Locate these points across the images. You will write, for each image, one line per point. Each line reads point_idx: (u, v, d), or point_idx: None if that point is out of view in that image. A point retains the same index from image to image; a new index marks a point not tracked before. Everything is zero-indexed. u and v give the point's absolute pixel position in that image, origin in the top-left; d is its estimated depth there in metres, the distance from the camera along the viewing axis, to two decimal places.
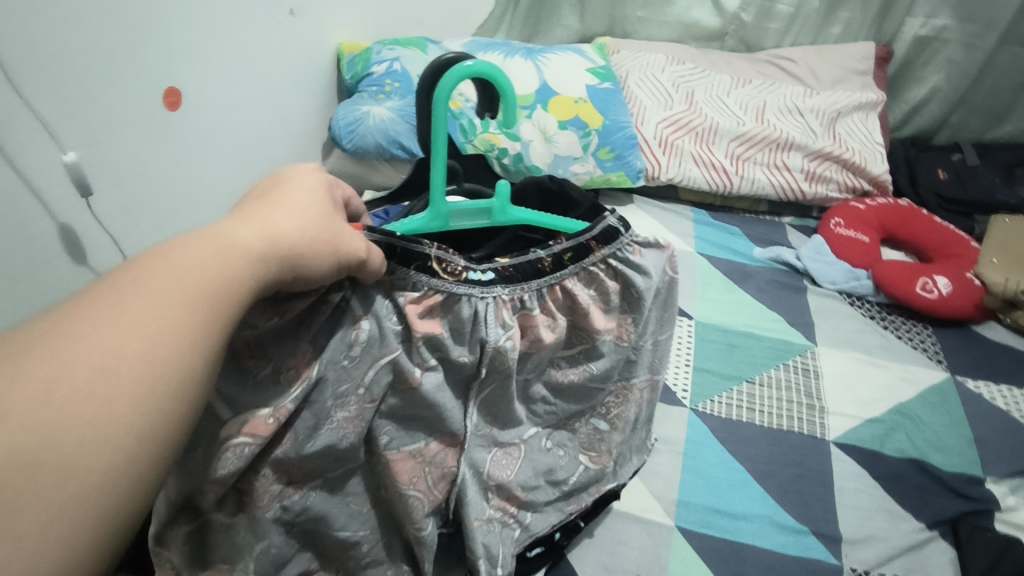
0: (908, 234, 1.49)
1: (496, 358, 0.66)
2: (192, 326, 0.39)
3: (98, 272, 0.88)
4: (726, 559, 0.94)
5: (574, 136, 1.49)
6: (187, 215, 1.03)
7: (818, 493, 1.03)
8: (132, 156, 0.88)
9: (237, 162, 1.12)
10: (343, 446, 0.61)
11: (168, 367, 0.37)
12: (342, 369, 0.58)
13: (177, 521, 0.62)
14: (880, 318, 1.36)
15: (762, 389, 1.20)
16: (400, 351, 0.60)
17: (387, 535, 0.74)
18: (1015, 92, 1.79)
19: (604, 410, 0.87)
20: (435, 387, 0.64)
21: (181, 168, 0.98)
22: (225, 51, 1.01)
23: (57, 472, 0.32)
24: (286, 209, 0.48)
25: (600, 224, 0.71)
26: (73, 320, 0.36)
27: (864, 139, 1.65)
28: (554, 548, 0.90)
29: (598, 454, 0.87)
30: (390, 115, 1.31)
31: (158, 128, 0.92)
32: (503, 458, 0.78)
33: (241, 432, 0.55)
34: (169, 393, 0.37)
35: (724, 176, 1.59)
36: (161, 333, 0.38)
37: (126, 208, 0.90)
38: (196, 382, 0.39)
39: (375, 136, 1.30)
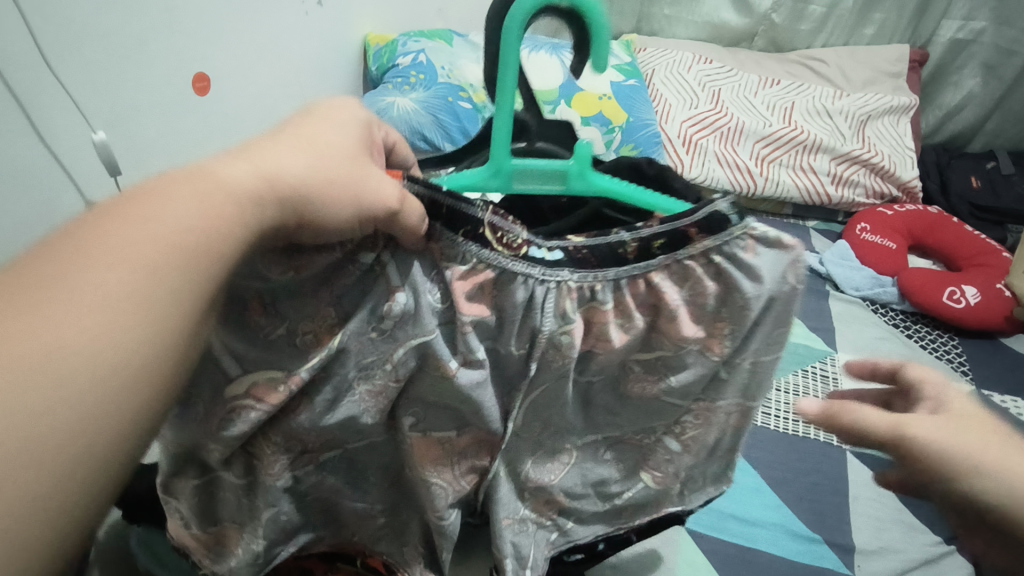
0: (935, 242, 1.45)
1: (549, 352, 0.58)
2: (160, 288, 0.35)
3: None
4: (735, 564, 0.93)
5: (596, 132, 1.43)
6: None
7: (831, 501, 1.01)
8: (157, 137, 0.90)
9: None
10: (365, 420, 0.60)
11: (129, 333, 0.34)
12: (367, 341, 0.55)
13: (184, 473, 0.63)
14: (903, 326, 1.34)
15: (779, 393, 1.18)
16: (437, 333, 0.55)
17: (403, 521, 0.73)
18: None
19: (679, 430, 0.70)
20: (473, 384, 0.58)
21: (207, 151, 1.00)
22: (254, 38, 1.02)
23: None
24: (293, 149, 0.43)
25: (705, 211, 0.55)
26: (34, 271, 0.34)
27: (894, 143, 1.62)
28: (594, 556, 0.83)
29: (664, 475, 0.73)
30: (412, 107, 1.31)
31: (185, 112, 0.92)
32: (548, 463, 0.70)
33: (249, 396, 0.55)
34: (127, 366, 0.33)
35: (749, 178, 1.56)
36: (124, 291, 0.34)
37: None
38: (162, 352, 0.35)
39: (398, 126, 1.30)
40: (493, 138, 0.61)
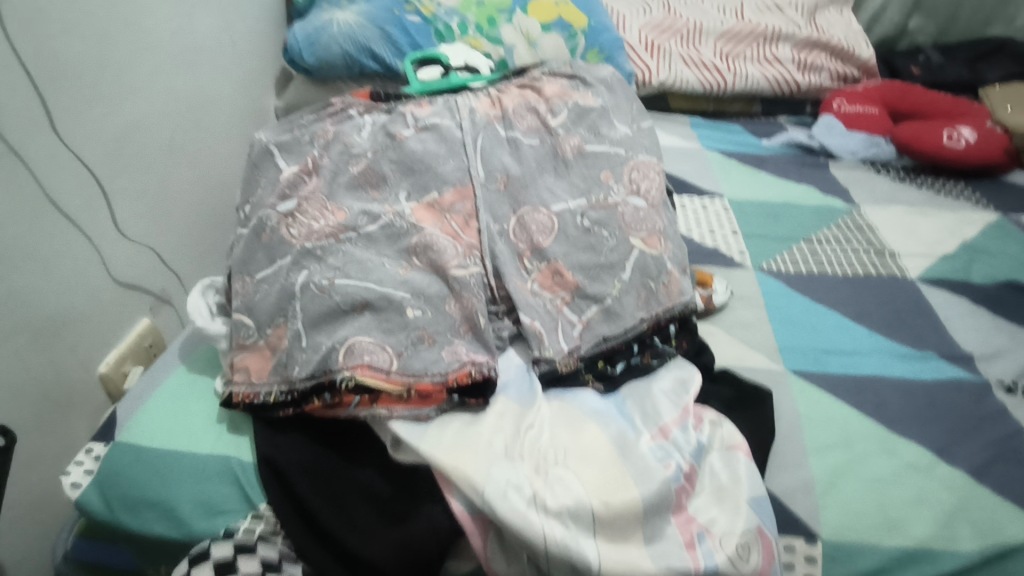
0: (911, 106, 1.39)
1: (514, 114, 0.81)
2: (130, 278, 0.96)
3: (89, 234, 0.87)
4: (861, 393, 0.77)
5: (559, 39, 1.31)
6: (147, 176, 0.97)
7: (924, 321, 0.89)
8: (104, 147, 0.88)
9: (172, 149, 1.02)
10: (322, 225, 0.70)
11: (117, 281, 0.93)
12: (301, 144, 0.76)
13: (240, 276, 0.71)
14: (911, 180, 1.26)
15: (823, 245, 1.06)
16: (367, 122, 0.79)
17: (434, 314, 0.67)
18: None
19: (635, 186, 0.78)
20: (422, 140, 0.75)
21: (153, 164, 0.98)
22: None
23: (86, 326, 0.89)
24: (218, 178, 1.15)
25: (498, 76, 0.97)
26: (111, 283, 0.92)
27: (847, 30, 1.55)
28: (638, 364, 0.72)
29: (650, 234, 0.76)
30: (354, 20, 1.22)
31: (98, 106, 0.86)
32: (533, 225, 0.73)
33: (247, 199, 0.75)
34: (105, 309, 0.92)
35: (717, 74, 1.44)
36: (146, 261, 0.99)
37: (109, 154, 0.88)
38: (112, 318, 0.94)
39: (340, 44, 1.21)
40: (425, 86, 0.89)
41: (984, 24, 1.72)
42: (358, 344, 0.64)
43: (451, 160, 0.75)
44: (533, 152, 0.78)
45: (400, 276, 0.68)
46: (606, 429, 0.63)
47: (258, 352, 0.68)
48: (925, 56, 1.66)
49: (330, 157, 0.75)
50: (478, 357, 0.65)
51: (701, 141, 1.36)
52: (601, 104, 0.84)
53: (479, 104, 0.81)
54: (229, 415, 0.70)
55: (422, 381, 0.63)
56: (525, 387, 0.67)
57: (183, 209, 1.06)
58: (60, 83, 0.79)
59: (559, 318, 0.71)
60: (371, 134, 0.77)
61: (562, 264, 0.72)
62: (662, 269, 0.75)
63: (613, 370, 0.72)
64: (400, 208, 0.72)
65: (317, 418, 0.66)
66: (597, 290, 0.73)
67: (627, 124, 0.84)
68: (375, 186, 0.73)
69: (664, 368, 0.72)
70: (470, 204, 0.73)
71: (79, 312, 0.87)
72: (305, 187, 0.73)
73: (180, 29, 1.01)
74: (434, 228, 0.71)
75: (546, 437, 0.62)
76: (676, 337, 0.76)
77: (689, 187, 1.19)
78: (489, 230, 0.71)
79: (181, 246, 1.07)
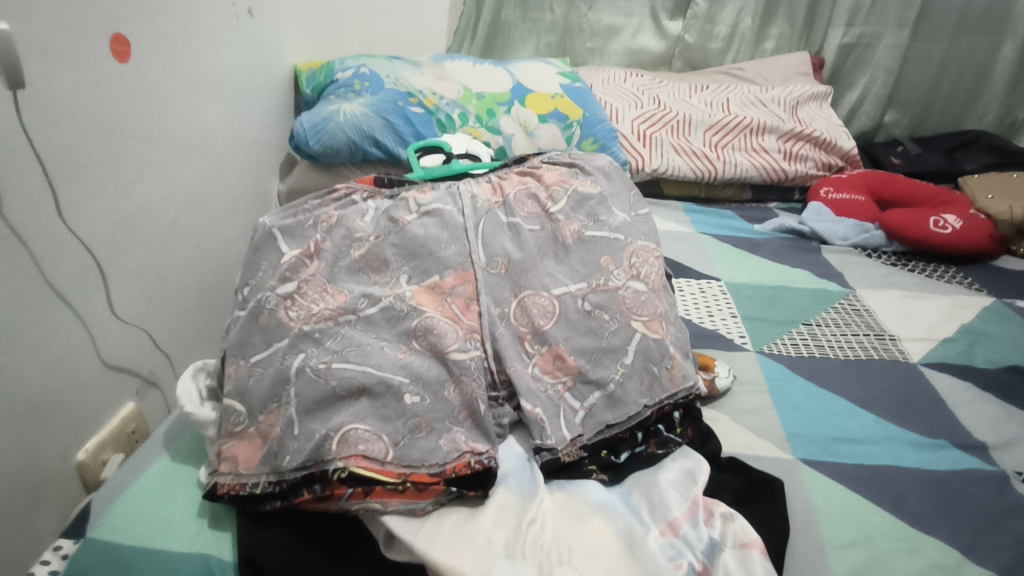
0: (896, 193, 1.44)
1: (514, 200, 0.82)
2: (117, 361, 0.94)
3: (82, 315, 0.86)
4: (875, 483, 0.74)
5: (555, 129, 1.37)
6: (148, 257, 0.97)
7: (932, 408, 0.88)
8: (109, 229, 0.89)
9: (174, 231, 1.03)
10: (321, 310, 0.70)
11: (104, 364, 0.92)
12: (303, 229, 0.77)
13: (234, 360, 0.69)
14: (903, 264, 1.28)
15: (822, 328, 1.06)
16: (369, 209, 0.80)
17: (433, 401, 0.65)
18: (977, 78, 1.75)
19: (635, 270, 0.78)
20: (424, 224, 0.77)
21: (155, 246, 0.99)
22: (200, 81, 1.07)
23: (67, 411, 0.86)
24: (217, 263, 1.16)
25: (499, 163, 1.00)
26: (97, 366, 0.90)
27: (828, 123, 1.63)
28: (643, 454, 0.70)
29: (652, 318, 0.76)
30: (360, 111, 1.27)
31: (104, 189, 0.87)
32: (534, 309, 0.73)
33: (247, 281, 0.75)
34: (88, 394, 0.89)
35: (707, 163, 1.49)
36: (136, 344, 0.98)
37: (111, 235, 0.89)
38: (94, 402, 0.91)
39: (346, 132, 1.25)
40: (428, 173, 0.92)
41: (957, 119, 1.82)
42: (353, 432, 0.62)
43: (453, 245, 0.75)
44: (534, 236, 0.79)
45: (399, 360, 0.67)
46: (612, 524, 0.60)
47: (247, 441, 0.65)
48: (904, 147, 1.74)
49: (333, 240, 0.75)
50: (477, 446, 0.63)
51: (695, 226, 1.39)
52: (599, 191, 0.86)
53: (481, 191, 0.83)
54: (211, 509, 0.67)
55: (418, 472, 0.60)
56: (525, 479, 0.64)
57: (179, 290, 1.06)
58: (71, 171, 0.81)
59: (561, 404, 0.70)
60: (375, 219, 0.79)
61: (564, 348, 0.71)
62: (665, 354, 0.74)
63: (618, 459, 0.69)
64: (401, 291, 0.71)
65: (306, 512, 0.62)
66: (599, 375, 0.71)
67: (625, 210, 0.86)
68: (377, 269, 0.74)
69: (669, 457, 0.69)
70: (471, 287, 0.73)
71: (60, 396, 0.85)
72: (306, 270, 0.73)
73: (192, 119, 1.05)
74: (435, 311, 0.70)
75: (549, 533, 0.58)
76: (680, 423, 0.74)
77: (686, 270, 1.20)
78: (489, 313, 0.71)
79: (175, 327, 1.06)
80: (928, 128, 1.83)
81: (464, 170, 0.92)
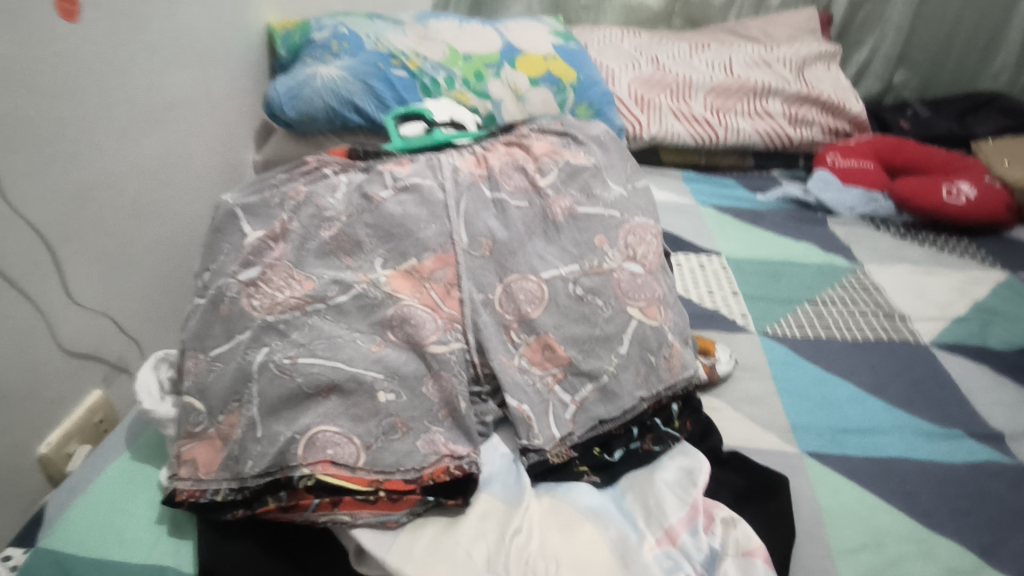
0: (906, 160, 1.36)
1: (500, 174, 0.75)
2: (78, 348, 0.88)
3: (35, 301, 0.79)
4: (885, 479, 0.69)
5: (548, 93, 1.28)
6: (108, 235, 0.90)
7: (944, 394, 0.83)
8: (62, 207, 0.81)
9: (137, 207, 0.96)
10: (287, 299, 0.63)
11: (64, 352, 0.85)
12: (266, 206, 0.70)
13: (192, 353, 0.63)
14: (913, 236, 1.22)
15: (828, 307, 1.00)
16: (339, 183, 0.72)
17: (409, 398, 0.59)
18: (994, 36, 1.65)
19: (631, 250, 0.72)
20: (400, 202, 0.70)
21: (116, 224, 0.92)
22: (161, 40, 0.98)
23: (23, 403, 0.80)
24: (187, 242, 1.09)
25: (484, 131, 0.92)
26: (55, 355, 0.84)
27: (837, 85, 1.54)
28: (639, 451, 0.64)
29: (650, 303, 0.69)
30: (336, 73, 1.18)
31: (53, 162, 0.79)
32: (521, 295, 0.66)
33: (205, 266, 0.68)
34: (46, 385, 0.83)
35: (708, 129, 1.41)
36: (99, 329, 0.91)
37: (64, 214, 0.82)
38: (54, 393, 0.85)
39: (323, 97, 1.17)
40: (406, 144, 0.84)
41: (970, 81, 1.73)
42: (321, 435, 0.56)
43: (433, 224, 0.68)
44: (521, 214, 0.72)
45: (373, 354, 0.61)
46: (604, 533, 0.55)
47: (207, 442, 0.59)
48: (914, 110, 1.65)
49: (300, 220, 0.68)
50: (458, 447, 0.58)
51: (695, 196, 1.32)
52: (594, 163, 0.79)
53: (463, 164, 0.76)
54: (172, 516, 0.62)
55: (392, 479, 0.56)
56: (511, 483, 0.59)
57: (145, 270, 0.99)
58: (14, 143, 0.74)
59: (550, 398, 0.64)
60: (346, 195, 0.71)
61: (554, 337, 0.66)
62: (663, 342, 0.68)
63: (611, 458, 0.64)
64: (374, 276, 0.65)
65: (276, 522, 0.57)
66: (591, 367, 0.65)
67: (622, 184, 0.79)
68: (349, 253, 0.67)
69: (667, 454, 0.64)
70: (451, 271, 0.66)
71: (14, 390, 0.79)
72: (271, 254, 0.66)
73: (153, 84, 0.97)
74: (412, 299, 0.64)
75: (535, 544, 0.53)
76: (678, 416, 0.69)
77: (685, 245, 1.14)
78: (472, 300, 0.65)
79: (141, 310, 0.99)
80: (939, 90, 1.74)
81: (446, 140, 0.85)
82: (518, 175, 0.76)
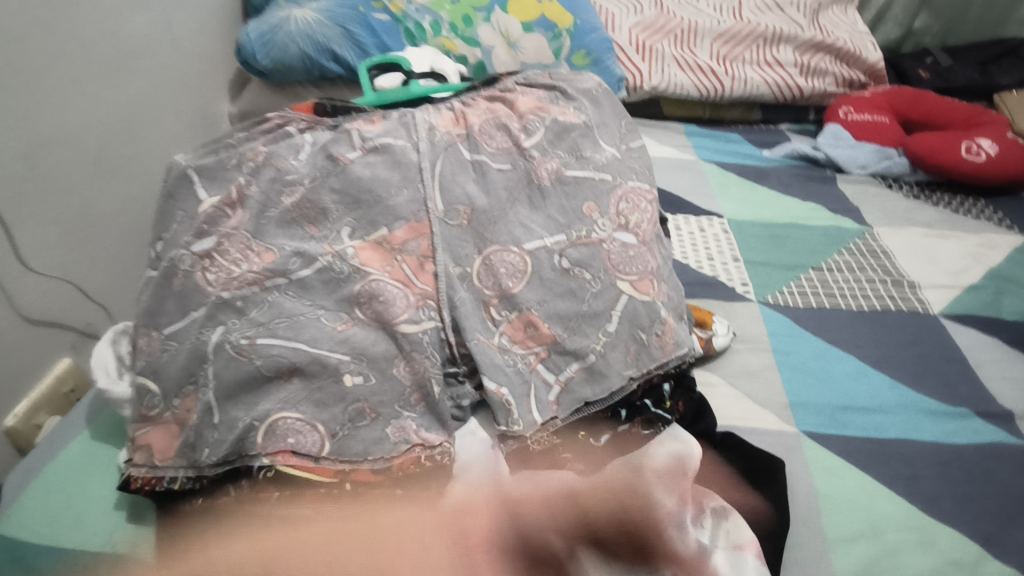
0: (924, 114, 1.28)
1: (481, 133, 0.68)
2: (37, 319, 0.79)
3: None
4: (886, 461, 0.66)
5: (542, 39, 1.18)
6: (69, 196, 0.82)
7: (953, 369, 0.79)
8: (11, 164, 0.72)
9: (99, 163, 0.87)
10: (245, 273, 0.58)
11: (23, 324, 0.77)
12: (222, 168, 0.63)
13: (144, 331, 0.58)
14: (926, 197, 1.15)
15: (834, 274, 0.95)
16: (303, 143, 0.66)
17: (379, 382, 0.55)
18: None
19: (622, 218, 0.66)
20: (369, 165, 0.63)
21: (76, 183, 0.83)
22: None
23: None
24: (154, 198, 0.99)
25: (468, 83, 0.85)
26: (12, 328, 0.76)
27: (852, 30, 1.44)
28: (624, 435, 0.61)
29: (642, 277, 0.64)
30: (311, 17, 1.09)
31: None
32: (502, 268, 0.61)
33: (158, 235, 0.62)
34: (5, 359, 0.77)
35: (714, 79, 1.32)
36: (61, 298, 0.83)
37: (14, 173, 0.73)
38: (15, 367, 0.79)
39: (298, 43, 1.07)
40: (380, 98, 0.77)
41: (995, 26, 1.61)
42: (283, 423, 0.52)
43: (405, 190, 0.62)
44: (503, 178, 0.66)
45: (339, 334, 0.56)
46: (585, 525, 0.52)
47: (163, 427, 0.55)
48: (934, 58, 1.54)
49: (259, 184, 0.62)
50: (430, 437, 0.55)
51: (697, 153, 1.24)
52: (585, 121, 0.72)
53: (440, 121, 0.69)
54: (131, 499, 0.59)
55: (359, 470, 0.53)
56: (487, 472, 0.56)
57: (114, 233, 0.91)
58: None
59: (532, 379, 0.60)
60: (310, 156, 0.65)
61: (536, 314, 0.61)
62: (655, 318, 0.63)
63: (596, 443, 0.60)
64: (341, 248, 0.59)
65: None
66: (577, 346, 0.61)
67: (614, 145, 0.73)
68: (314, 221, 0.61)
69: (656, 438, 0.60)
70: (425, 242, 0.61)
71: None
72: (227, 223, 0.60)
73: (110, 24, 0.86)
74: (381, 274, 0.59)
75: (511, 538, 0.50)
76: (670, 396, 0.64)
77: (685, 206, 1.07)
78: (448, 274, 0.60)
79: (109, 277, 0.91)
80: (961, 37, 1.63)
81: (425, 94, 0.77)
82: (501, 134, 0.69)
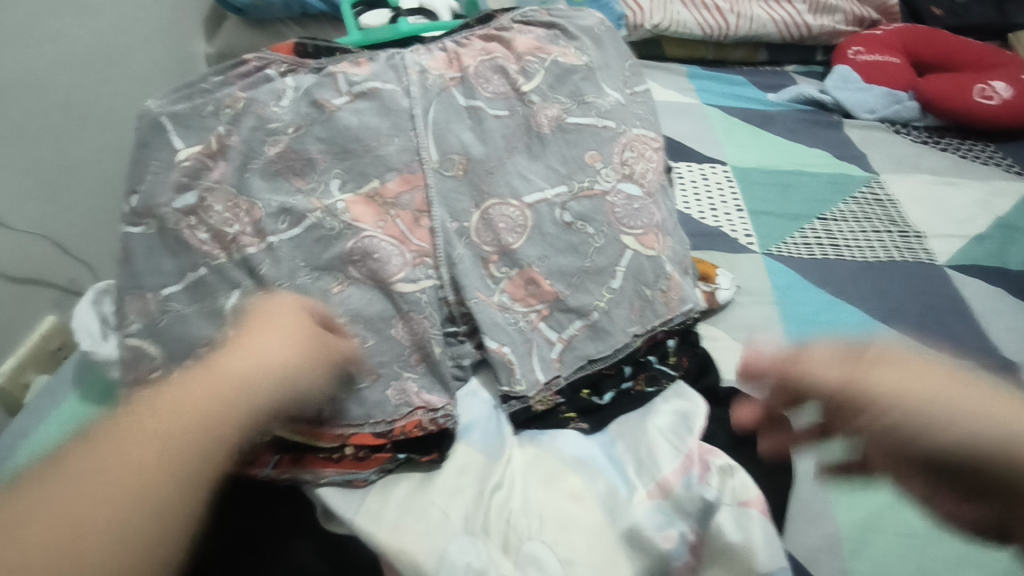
0: (936, 54, 1.22)
1: (476, 75, 0.64)
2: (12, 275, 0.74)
3: None
4: None
5: None
6: (39, 144, 0.76)
7: (957, 320, 0.78)
8: None
9: (70, 107, 0.80)
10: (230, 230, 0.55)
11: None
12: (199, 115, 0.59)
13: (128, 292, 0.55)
14: (934, 142, 1.12)
15: (839, 223, 0.92)
16: (284, 87, 0.61)
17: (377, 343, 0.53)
18: None
19: (627, 168, 0.63)
20: (357, 112, 0.59)
21: (47, 130, 0.77)
22: None
23: None
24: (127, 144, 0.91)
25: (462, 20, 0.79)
26: None
27: None
28: (629, 393, 0.59)
29: (647, 231, 0.62)
30: None
31: None
32: (502, 222, 0.58)
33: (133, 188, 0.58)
34: None
35: (719, 17, 1.26)
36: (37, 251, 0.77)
37: None
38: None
39: None
40: (367, 38, 0.71)
41: None
42: None
43: (396, 139, 0.58)
44: (501, 125, 0.62)
45: (332, 295, 0.53)
46: (592, 485, 0.51)
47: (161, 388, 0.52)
48: None
49: (240, 133, 0.58)
50: (432, 399, 0.53)
51: (701, 97, 1.18)
52: (587, 62, 0.67)
53: (432, 62, 0.64)
54: None
55: (361, 433, 0.51)
56: (490, 432, 0.54)
57: (91, 186, 0.85)
58: None
59: (534, 337, 0.58)
60: (293, 103, 0.60)
61: (538, 271, 0.58)
62: (660, 274, 0.61)
63: (601, 401, 0.59)
64: (330, 202, 0.56)
65: (250, 481, 0.52)
66: (580, 303, 0.59)
67: (619, 88, 0.68)
68: (300, 173, 0.57)
69: (661, 396, 0.58)
70: (420, 195, 0.57)
71: None
72: (209, 175, 0.57)
73: None
74: (373, 229, 0.55)
75: (516, 500, 0.49)
76: (674, 351, 0.63)
77: (688, 153, 1.03)
78: (444, 229, 0.56)
79: (90, 232, 0.86)
80: None
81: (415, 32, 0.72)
82: (498, 77, 0.65)
